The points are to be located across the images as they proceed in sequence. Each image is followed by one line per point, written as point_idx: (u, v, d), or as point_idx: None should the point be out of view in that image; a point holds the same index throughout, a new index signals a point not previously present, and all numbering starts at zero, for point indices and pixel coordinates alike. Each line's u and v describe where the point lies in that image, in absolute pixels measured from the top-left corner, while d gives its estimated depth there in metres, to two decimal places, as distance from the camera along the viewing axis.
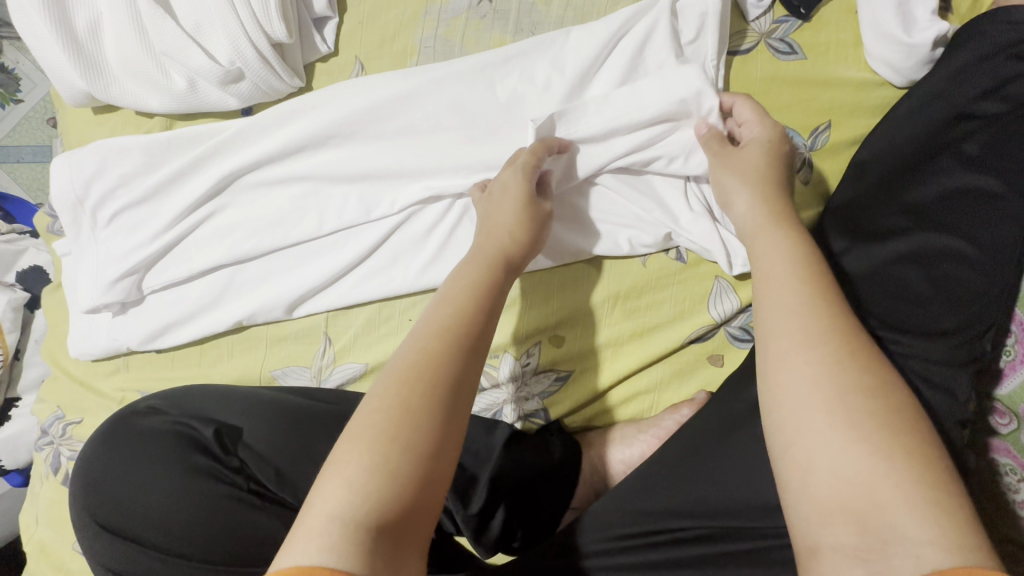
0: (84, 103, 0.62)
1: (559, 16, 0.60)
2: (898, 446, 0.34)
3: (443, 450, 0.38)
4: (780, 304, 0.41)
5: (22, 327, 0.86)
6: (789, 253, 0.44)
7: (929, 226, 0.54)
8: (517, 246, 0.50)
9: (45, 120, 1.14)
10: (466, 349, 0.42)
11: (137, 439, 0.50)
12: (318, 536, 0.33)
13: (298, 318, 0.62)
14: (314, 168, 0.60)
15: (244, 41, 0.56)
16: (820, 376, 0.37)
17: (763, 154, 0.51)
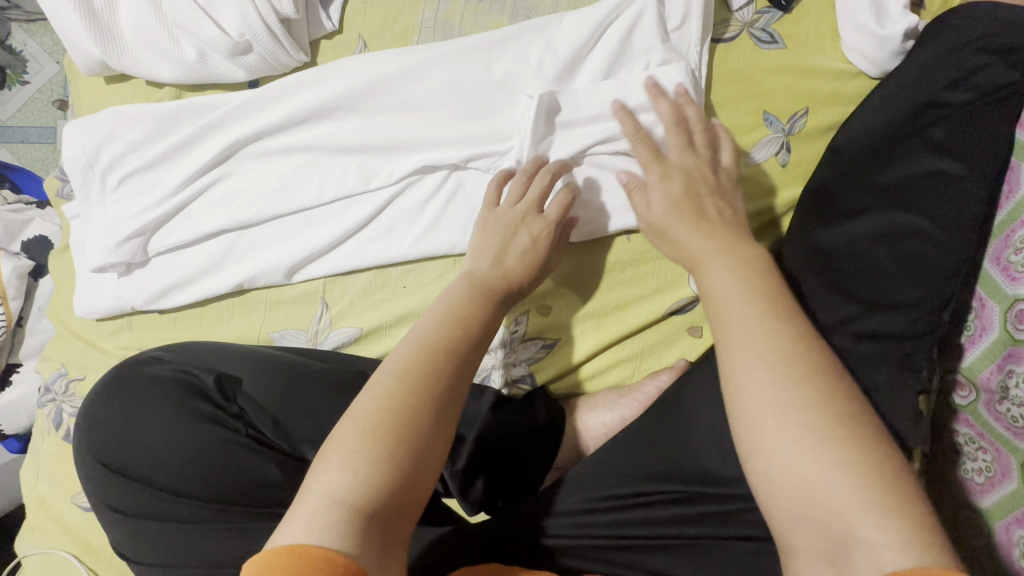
0: (97, 72, 0.64)
1: (554, 1, 0.63)
2: (847, 449, 0.36)
3: (431, 458, 0.41)
4: (727, 331, 0.43)
5: (25, 295, 0.88)
6: (732, 277, 0.46)
7: (893, 207, 0.58)
8: (517, 278, 0.54)
9: (50, 100, 1.17)
10: (462, 362, 0.45)
11: (140, 384, 0.53)
12: (319, 514, 0.36)
13: (296, 283, 0.65)
14: (318, 138, 0.62)
15: (253, 15, 0.58)
16: (783, 392, 0.38)
17: (676, 188, 0.53)
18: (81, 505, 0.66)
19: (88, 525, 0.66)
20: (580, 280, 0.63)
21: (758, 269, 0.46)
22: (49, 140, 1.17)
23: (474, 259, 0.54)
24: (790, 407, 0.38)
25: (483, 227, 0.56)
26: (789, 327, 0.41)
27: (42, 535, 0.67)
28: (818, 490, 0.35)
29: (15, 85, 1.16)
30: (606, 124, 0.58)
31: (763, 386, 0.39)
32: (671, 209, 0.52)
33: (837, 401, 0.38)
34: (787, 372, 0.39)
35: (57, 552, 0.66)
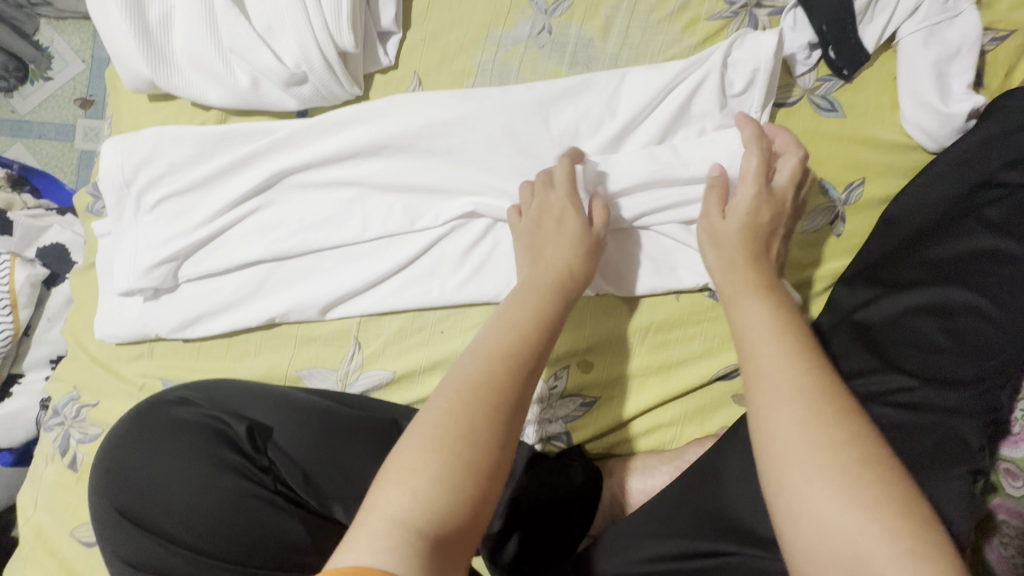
0: (143, 90, 0.63)
1: (614, 54, 0.63)
2: (879, 493, 0.35)
3: (495, 474, 0.38)
4: (759, 360, 0.43)
5: (36, 303, 0.85)
6: (764, 313, 0.46)
7: (946, 282, 0.56)
8: (577, 272, 0.52)
9: (72, 98, 1.15)
10: (523, 372, 0.43)
11: (167, 428, 0.50)
12: (380, 536, 0.34)
13: (330, 320, 0.62)
14: (366, 175, 0.61)
15: (312, 47, 0.57)
16: (812, 436, 0.38)
17: (740, 223, 0.53)
18: (81, 540, 0.62)
19: (86, 561, 0.62)
20: (622, 338, 0.61)
21: (787, 312, 0.46)
22: (68, 138, 1.15)
23: (534, 258, 0.54)
24: (817, 449, 0.37)
25: (522, 232, 0.56)
26: (815, 368, 0.41)
27: (34, 569, 0.63)
28: (845, 526, 0.34)
29: (38, 80, 1.14)
30: (661, 190, 0.58)
31: (791, 424, 0.39)
32: (720, 239, 0.54)
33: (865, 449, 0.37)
34: (813, 412, 0.39)
35: None
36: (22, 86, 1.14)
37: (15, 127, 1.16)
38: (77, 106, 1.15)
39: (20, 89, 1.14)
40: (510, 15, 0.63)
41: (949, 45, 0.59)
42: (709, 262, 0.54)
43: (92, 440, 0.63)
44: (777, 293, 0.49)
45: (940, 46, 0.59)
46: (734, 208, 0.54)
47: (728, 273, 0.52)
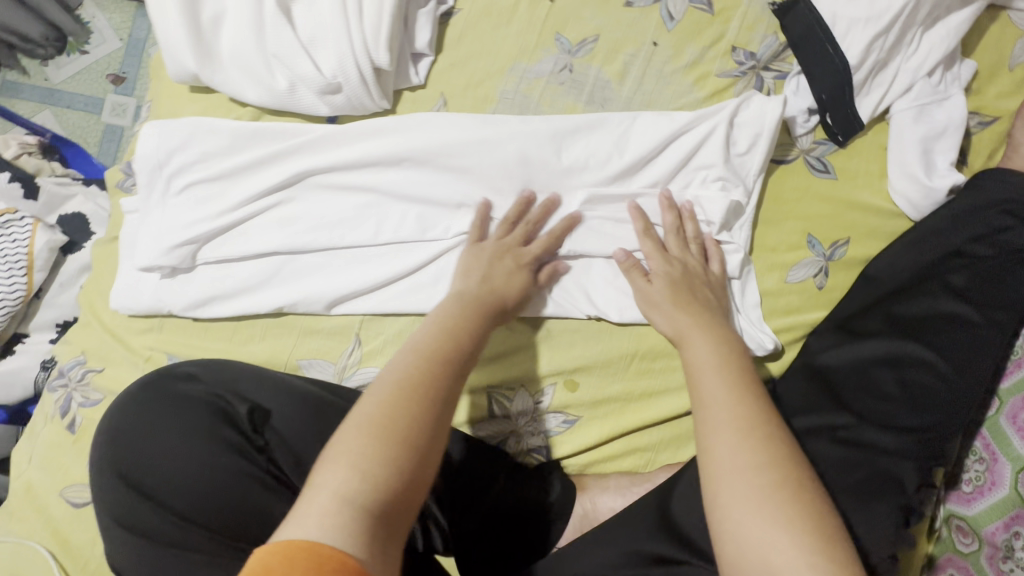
0: (186, 81, 0.67)
1: (629, 97, 0.67)
2: (798, 509, 0.41)
3: (430, 460, 0.43)
4: (711, 389, 0.49)
5: (50, 267, 0.88)
6: (710, 350, 0.53)
7: (904, 336, 0.60)
8: (501, 296, 0.58)
9: (104, 73, 1.18)
10: (455, 374, 0.48)
11: (172, 401, 0.53)
12: (325, 512, 0.37)
13: (334, 315, 0.66)
14: (384, 183, 0.65)
15: (350, 61, 0.61)
16: (754, 465, 0.44)
17: (663, 281, 0.59)
18: (69, 500, 0.65)
19: (70, 521, 0.64)
20: (607, 362, 0.64)
21: (734, 355, 0.53)
22: (95, 111, 1.18)
23: (463, 278, 0.59)
24: (761, 476, 0.43)
25: (464, 258, 0.61)
26: (753, 405, 0.48)
27: (20, 524, 0.65)
28: (769, 536, 0.40)
29: (74, 53, 1.18)
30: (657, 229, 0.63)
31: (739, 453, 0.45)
32: (649, 306, 0.60)
33: (796, 481, 0.43)
34: (757, 446, 0.45)
35: (31, 547, 0.64)
36: (59, 57, 1.18)
37: (46, 95, 1.19)
38: (108, 81, 1.18)
39: (56, 60, 1.18)
40: (536, 51, 0.68)
41: (937, 124, 0.64)
42: (655, 320, 0.59)
43: (92, 405, 0.66)
44: (726, 332, 0.55)
45: (928, 124, 0.64)
46: (655, 280, 0.60)
47: (671, 329, 0.57)
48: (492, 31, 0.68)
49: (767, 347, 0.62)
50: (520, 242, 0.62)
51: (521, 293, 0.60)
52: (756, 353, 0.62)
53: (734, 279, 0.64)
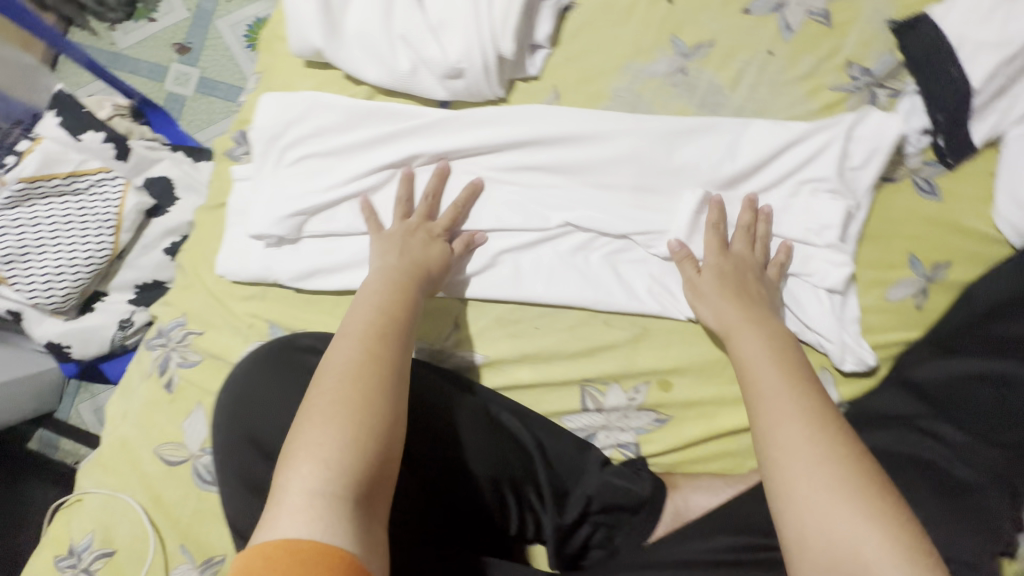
0: (306, 56, 0.68)
1: (740, 104, 0.68)
2: (865, 493, 0.42)
3: (383, 438, 0.45)
4: (765, 383, 0.50)
5: (135, 229, 0.89)
6: (762, 344, 0.54)
7: (1003, 355, 0.61)
8: (427, 270, 0.60)
9: (170, 41, 1.25)
10: (393, 351, 0.50)
11: (298, 375, 0.55)
12: (300, 508, 0.39)
13: (435, 297, 0.67)
14: (498, 172, 0.67)
15: (477, 49, 0.62)
16: (814, 450, 0.45)
17: (716, 274, 0.60)
18: (164, 458, 0.66)
19: (164, 479, 0.66)
20: (703, 365, 0.65)
21: (781, 344, 0.54)
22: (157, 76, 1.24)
23: (382, 256, 0.60)
24: (826, 454, 0.44)
25: (373, 246, 0.63)
26: (803, 394, 0.49)
27: (117, 476, 0.67)
28: (834, 522, 0.41)
29: (142, 20, 1.26)
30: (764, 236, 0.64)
31: (799, 433, 0.46)
32: (698, 297, 0.61)
33: (857, 457, 0.44)
34: (813, 435, 0.46)
35: (124, 499, 0.66)
36: (128, 23, 1.26)
37: (113, 60, 1.26)
38: (172, 49, 1.24)
39: (125, 25, 1.26)
40: (652, 51, 0.68)
41: None
42: (702, 314, 0.61)
43: (190, 367, 0.68)
44: (768, 322, 0.57)
45: None
46: (704, 272, 0.61)
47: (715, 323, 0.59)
48: (610, 28, 0.68)
49: (867, 363, 0.62)
50: (423, 219, 0.64)
51: (443, 261, 0.62)
52: (856, 368, 0.63)
53: (837, 292, 0.63)
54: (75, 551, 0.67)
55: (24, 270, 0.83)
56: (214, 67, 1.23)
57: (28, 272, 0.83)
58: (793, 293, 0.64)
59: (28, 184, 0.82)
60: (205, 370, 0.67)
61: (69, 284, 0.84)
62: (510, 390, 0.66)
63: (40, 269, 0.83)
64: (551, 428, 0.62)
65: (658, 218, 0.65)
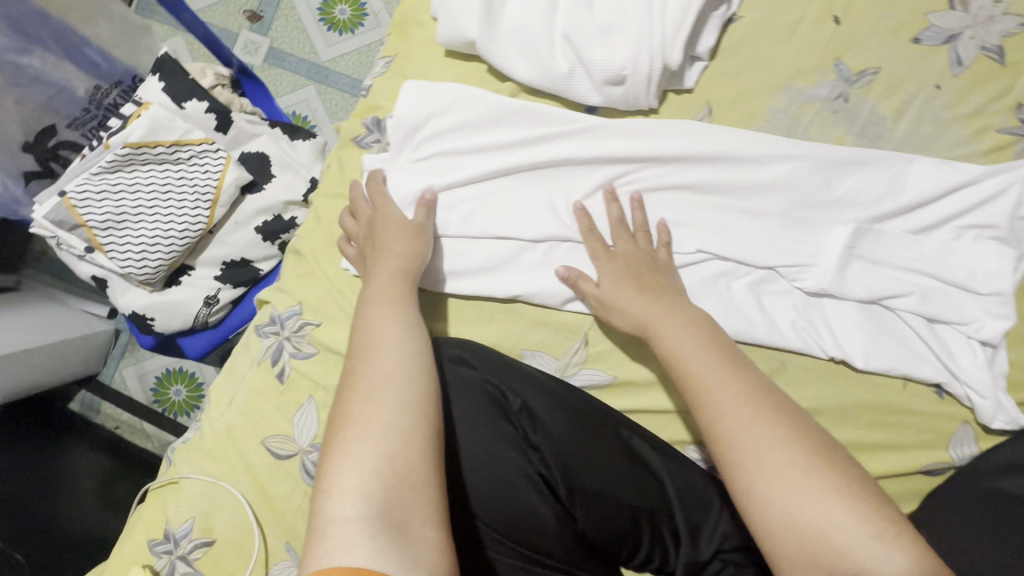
0: (453, 47, 0.65)
1: (901, 138, 0.65)
2: (817, 480, 0.44)
3: (420, 433, 0.48)
4: (705, 384, 0.50)
5: (230, 205, 0.86)
6: (685, 334, 0.54)
7: None
8: (399, 258, 0.58)
9: (241, 10, 1.24)
10: (397, 349, 0.51)
11: (454, 387, 0.56)
12: (338, 537, 0.42)
13: (567, 311, 0.64)
14: (642, 185, 0.63)
15: (646, 55, 0.58)
16: (765, 441, 0.46)
17: (617, 279, 0.59)
18: (271, 451, 0.64)
19: (270, 472, 0.64)
20: (841, 406, 0.62)
21: (700, 324, 0.55)
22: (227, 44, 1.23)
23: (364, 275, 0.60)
24: (777, 442, 0.46)
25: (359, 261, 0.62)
26: (743, 391, 0.49)
27: (222, 464, 0.65)
28: (801, 510, 0.43)
29: None
30: (917, 278, 0.62)
31: (743, 426, 0.47)
32: (602, 305, 0.60)
33: (805, 434, 0.47)
34: (759, 423, 0.47)
35: (226, 488, 0.64)
36: None
37: None
38: (243, 18, 1.24)
39: None
40: (813, 73, 0.65)
41: None
42: (615, 321, 0.59)
43: (304, 358, 0.65)
44: (677, 312, 0.56)
45: None
46: (603, 283, 0.60)
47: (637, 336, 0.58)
48: (772, 44, 0.65)
49: (1019, 423, 0.59)
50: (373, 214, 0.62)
51: (422, 247, 0.60)
52: (1005, 427, 0.60)
53: (992, 346, 0.60)
54: (172, 536, 0.65)
55: (123, 239, 0.81)
56: (286, 40, 1.22)
57: (125, 240, 0.81)
58: (943, 341, 0.61)
59: (132, 150, 0.79)
60: (319, 363, 0.65)
61: (162, 255, 0.82)
62: (636, 414, 0.63)
63: (136, 238, 0.81)
64: (676, 454, 0.59)
65: (807, 250, 0.62)
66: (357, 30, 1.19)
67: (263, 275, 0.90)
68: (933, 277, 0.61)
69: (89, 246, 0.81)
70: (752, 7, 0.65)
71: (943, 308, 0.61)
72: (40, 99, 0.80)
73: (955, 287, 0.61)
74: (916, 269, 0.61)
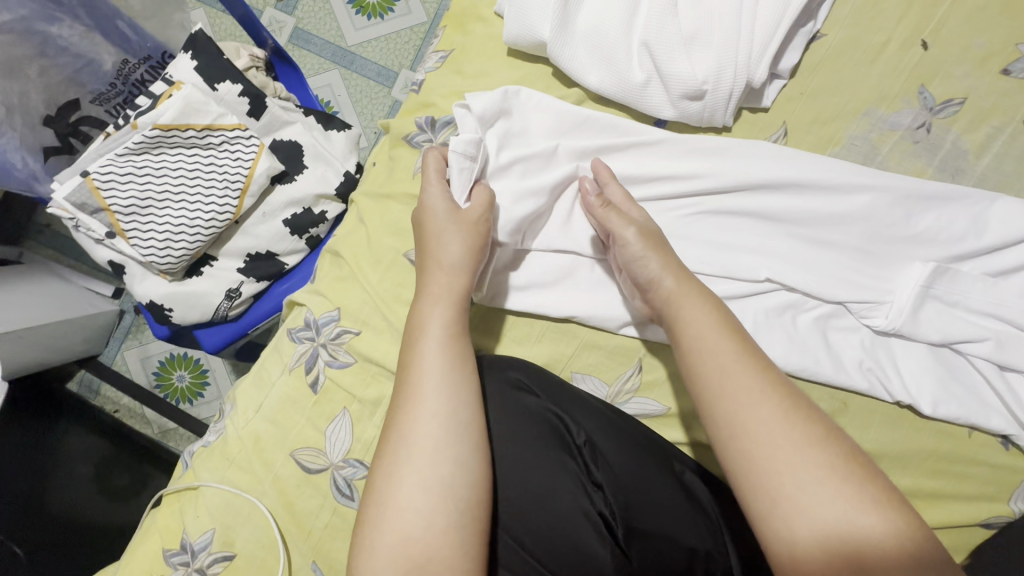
0: (519, 46, 0.60)
1: (983, 174, 0.61)
2: (845, 486, 0.41)
3: (447, 501, 0.45)
4: (733, 381, 0.46)
5: (259, 195, 0.81)
6: (709, 320, 0.50)
7: None
8: (445, 266, 0.54)
9: None
10: (428, 404, 0.48)
11: (514, 411, 0.54)
12: None
13: (621, 335, 0.61)
14: (710, 207, 0.60)
15: (729, 72, 0.55)
16: (795, 443, 0.43)
17: (650, 228, 0.55)
18: (299, 463, 0.61)
19: (298, 487, 0.60)
20: (902, 450, 0.60)
21: (725, 313, 0.51)
22: None
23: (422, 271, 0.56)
24: (807, 445, 0.43)
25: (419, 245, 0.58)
26: (771, 391, 0.46)
27: (247, 475, 0.62)
28: (828, 517, 0.40)
29: None
30: (992, 323, 0.59)
31: (771, 428, 0.44)
32: (641, 239, 0.54)
33: (836, 438, 0.44)
34: (788, 425, 0.44)
35: (250, 501, 0.60)
36: None
37: None
38: None
39: None
40: (896, 99, 0.61)
41: None
42: (648, 266, 0.53)
43: (340, 367, 0.61)
44: (707, 291, 0.53)
45: None
46: (636, 219, 0.55)
47: (672, 279, 0.52)
48: (854, 67, 0.62)
49: None
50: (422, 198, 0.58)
51: (471, 252, 0.55)
52: None
53: None
54: (189, 548, 0.61)
55: (146, 225, 0.77)
56: (314, 20, 1.16)
57: (149, 228, 0.77)
58: (1014, 390, 0.58)
59: (161, 132, 0.75)
60: (356, 374, 0.61)
61: (186, 244, 0.77)
62: (688, 447, 0.60)
63: (160, 225, 0.77)
64: (725, 491, 0.55)
65: (879, 286, 0.59)
66: (388, 15, 1.14)
67: (288, 269, 0.85)
68: (1011, 322, 0.58)
69: (110, 232, 0.76)
70: (837, 24, 0.62)
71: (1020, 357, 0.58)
72: (66, 72, 0.75)
73: None
74: (993, 314, 0.58)
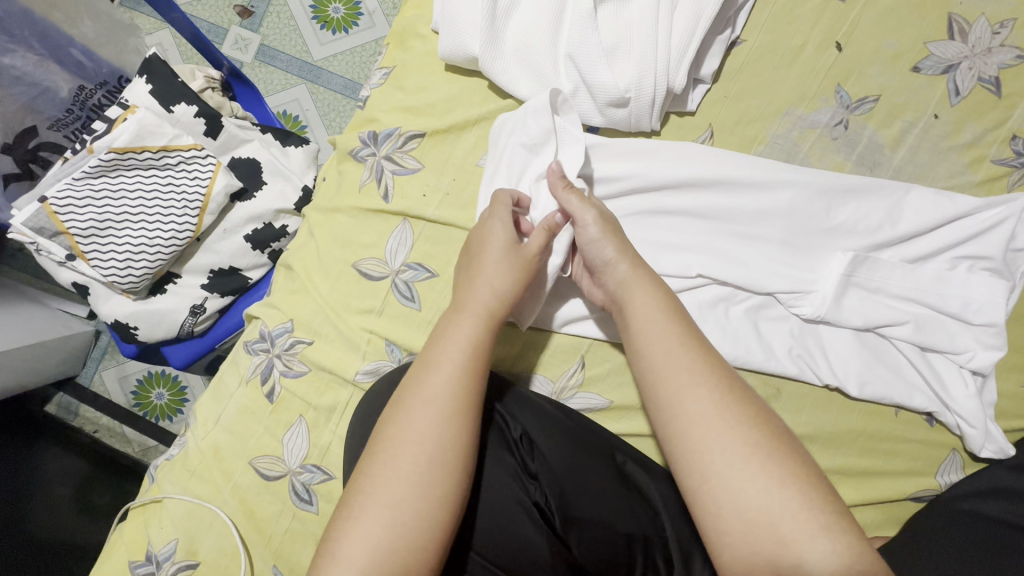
0: (454, 60, 0.63)
1: (899, 166, 0.65)
2: (767, 463, 0.44)
3: (423, 505, 0.45)
4: (677, 366, 0.48)
5: (219, 212, 0.83)
6: (656, 308, 0.52)
7: None
8: (499, 298, 0.53)
9: (231, 4, 1.20)
10: (423, 414, 0.47)
11: None
12: None
13: (563, 333, 0.64)
14: (643, 207, 0.63)
15: (649, 80, 0.58)
16: (726, 423, 0.46)
17: (608, 218, 0.56)
18: (258, 471, 0.63)
19: (258, 494, 0.62)
20: (833, 432, 0.63)
21: (672, 302, 0.53)
22: (216, 39, 1.19)
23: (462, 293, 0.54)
24: (737, 425, 0.45)
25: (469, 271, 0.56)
26: (706, 373, 0.48)
27: (209, 485, 0.64)
28: (753, 493, 0.43)
29: None
30: (912, 307, 0.62)
31: (708, 409, 0.46)
32: (598, 227, 0.54)
33: (762, 418, 0.46)
34: (722, 405, 0.46)
35: (211, 510, 0.62)
36: None
37: None
38: (234, 13, 1.20)
39: None
40: (814, 99, 0.65)
41: None
42: (603, 253, 0.54)
43: (295, 377, 0.64)
44: (659, 278, 0.55)
45: None
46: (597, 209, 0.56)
47: (627, 266, 0.53)
48: (774, 69, 0.65)
49: (1007, 453, 0.60)
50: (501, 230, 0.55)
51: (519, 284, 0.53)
52: (993, 456, 0.61)
53: (982, 375, 0.61)
54: (154, 558, 0.63)
55: (107, 246, 0.78)
56: (278, 36, 1.18)
57: (109, 249, 0.79)
58: (934, 369, 0.62)
59: (118, 155, 0.77)
60: (311, 383, 0.63)
61: (147, 264, 0.79)
62: (632, 438, 0.63)
63: (121, 246, 0.79)
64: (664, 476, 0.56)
65: (805, 276, 0.62)
66: (351, 29, 1.17)
67: (252, 284, 0.87)
68: (928, 306, 0.61)
69: (70, 254, 0.78)
70: (756, 30, 0.65)
71: (938, 338, 0.61)
72: (22, 100, 0.77)
73: (948, 319, 0.61)
74: (911, 298, 0.61)
